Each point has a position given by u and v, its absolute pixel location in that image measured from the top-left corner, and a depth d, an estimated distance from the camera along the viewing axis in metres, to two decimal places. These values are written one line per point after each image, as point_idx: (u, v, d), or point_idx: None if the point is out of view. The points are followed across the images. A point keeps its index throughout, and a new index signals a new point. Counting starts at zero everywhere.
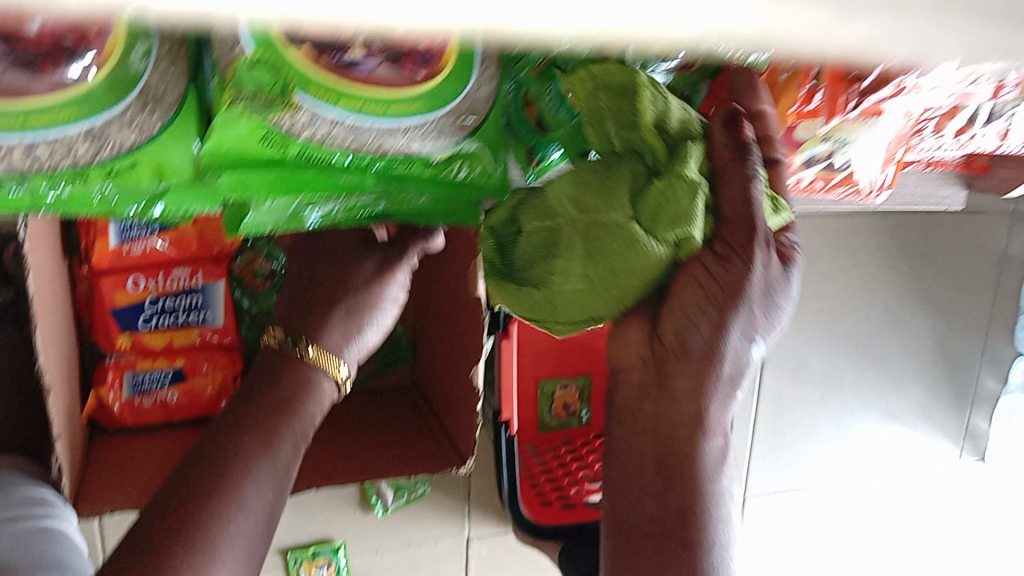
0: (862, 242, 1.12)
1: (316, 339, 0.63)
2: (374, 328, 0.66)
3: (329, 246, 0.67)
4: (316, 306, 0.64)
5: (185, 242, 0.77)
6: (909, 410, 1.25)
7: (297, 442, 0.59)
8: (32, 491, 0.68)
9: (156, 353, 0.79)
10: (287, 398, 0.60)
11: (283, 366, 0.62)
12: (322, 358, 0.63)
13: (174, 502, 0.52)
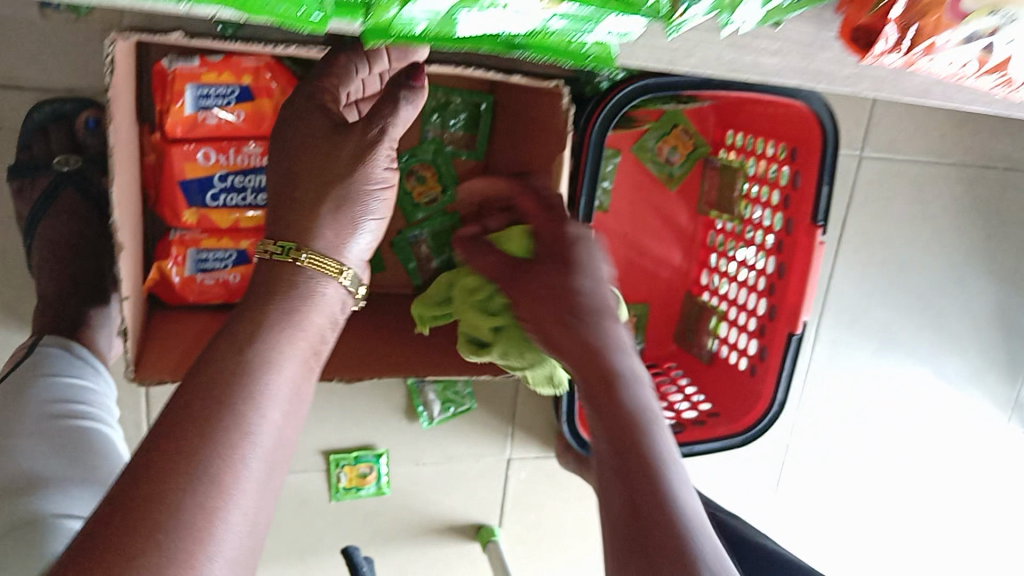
0: (938, 192, 1.10)
1: (309, 246, 0.54)
2: (367, 223, 0.56)
3: (297, 138, 0.56)
4: (299, 208, 0.54)
5: (259, 118, 0.74)
6: (961, 373, 1.22)
7: (309, 359, 0.52)
8: (79, 384, 0.69)
9: (221, 232, 0.77)
10: (288, 308, 0.52)
11: (278, 275, 0.53)
12: (317, 263, 0.54)
13: (173, 420, 0.45)
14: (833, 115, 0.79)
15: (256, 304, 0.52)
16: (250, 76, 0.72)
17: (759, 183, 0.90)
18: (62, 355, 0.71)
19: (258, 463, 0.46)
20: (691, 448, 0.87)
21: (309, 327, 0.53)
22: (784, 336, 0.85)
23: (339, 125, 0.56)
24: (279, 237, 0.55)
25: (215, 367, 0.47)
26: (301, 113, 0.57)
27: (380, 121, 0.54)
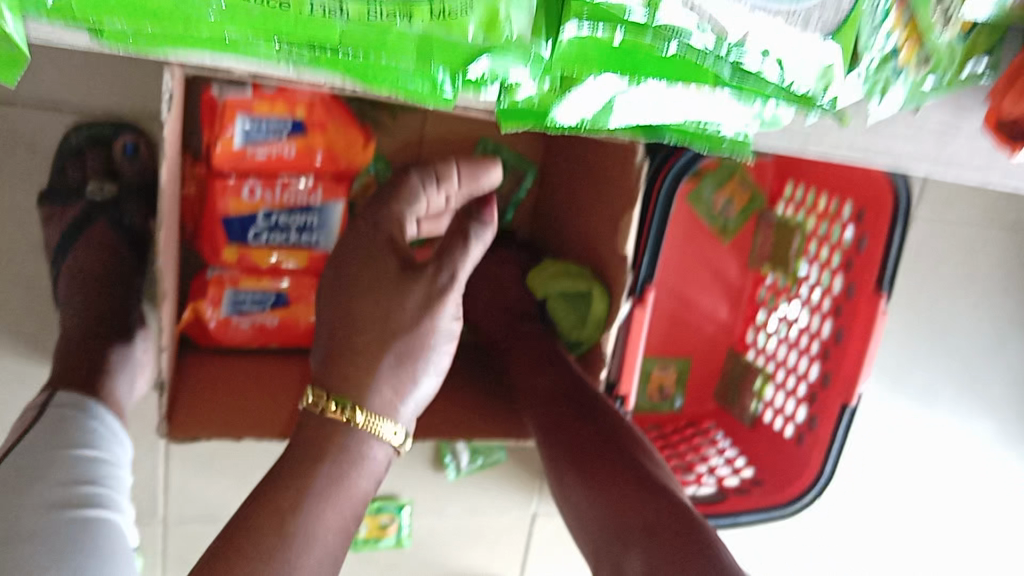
0: (988, 253, 1.07)
1: (361, 399, 0.50)
2: (431, 374, 0.53)
3: (359, 276, 0.53)
4: (357, 354, 0.51)
5: (311, 152, 0.71)
6: (1001, 440, 1.17)
7: (347, 522, 0.50)
8: (93, 468, 0.57)
9: (262, 271, 0.73)
10: (331, 483, 0.49)
11: (327, 437, 0.50)
12: (372, 424, 0.50)
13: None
14: (907, 179, 0.75)
15: (296, 468, 0.49)
16: (304, 109, 0.69)
17: (816, 241, 0.86)
18: (81, 418, 0.60)
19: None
20: (735, 518, 0.82)
21: (347, 494, 0.50)
22: (837, 407, 0.81)
23: (406, 269, 0.52)
24: (330, 389, 0.50)
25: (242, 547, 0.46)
26: (367, 257, 0.53)
27: (450, 260, 0.52)
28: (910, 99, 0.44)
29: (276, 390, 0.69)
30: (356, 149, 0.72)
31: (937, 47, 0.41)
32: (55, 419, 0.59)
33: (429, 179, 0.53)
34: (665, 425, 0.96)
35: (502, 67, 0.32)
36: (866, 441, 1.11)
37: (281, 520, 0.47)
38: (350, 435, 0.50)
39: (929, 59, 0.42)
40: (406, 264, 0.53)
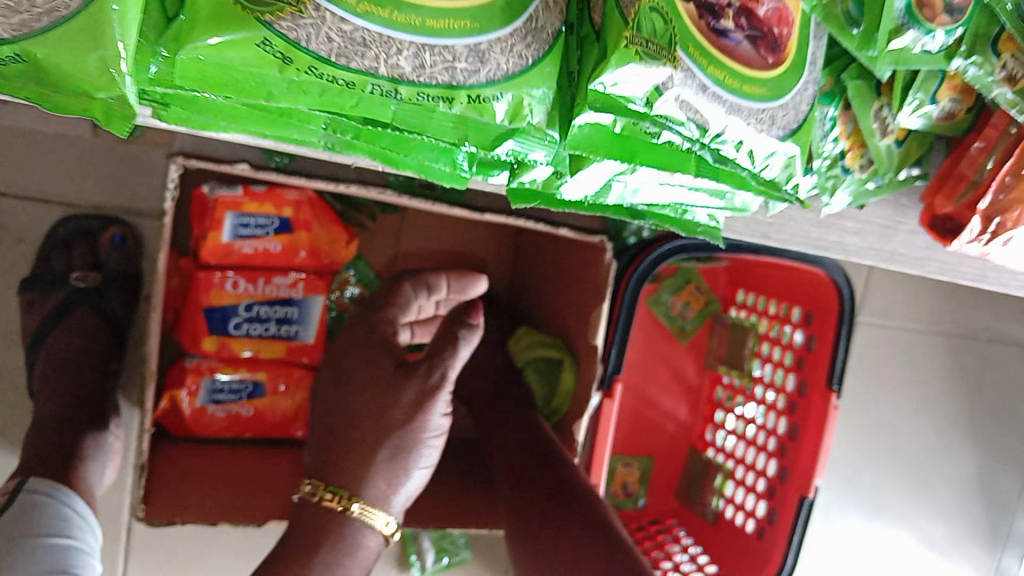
0: (926, 358, 1.13)
1: (357, 492, 0.53)
2: (421, 471, 0.55)
3: (359, 374, 0.57)
4: (354, 449, 0.54)
5: (295, 248, 0.74)
6: (946, 543, 1.21)
7: None
8: (64, 555, 0.56)
9: (240, 361, 0.75)
10: (328, 568, 0.51)
11: (322, 527, 0.52)
12: (367, 514, 0.53)
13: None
14: (851, 285, 0.81)
15: (294, 557, 0.51)
16: (291, 209, 0.72)
17: (770, 342, 0.91)
18: (53, 504, 0.60)
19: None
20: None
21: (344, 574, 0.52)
22: (794, 499, 0.84)
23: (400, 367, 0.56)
24: (328, 478, 0.54)
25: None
26: (366, 356, 0.58)
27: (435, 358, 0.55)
28: (856, 197, 0.53)
29: (256, 475, 0.70)
30: (338, 248, 0.75)
31: (878, 151, 0.51)
32: (26, 504, 0.59)
33: (421, 290, 0.63)
34: (630, 522, 0.97)
35: (524, 147, 0.38)
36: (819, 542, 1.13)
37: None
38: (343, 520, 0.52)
39: (871, 162, 0.51)
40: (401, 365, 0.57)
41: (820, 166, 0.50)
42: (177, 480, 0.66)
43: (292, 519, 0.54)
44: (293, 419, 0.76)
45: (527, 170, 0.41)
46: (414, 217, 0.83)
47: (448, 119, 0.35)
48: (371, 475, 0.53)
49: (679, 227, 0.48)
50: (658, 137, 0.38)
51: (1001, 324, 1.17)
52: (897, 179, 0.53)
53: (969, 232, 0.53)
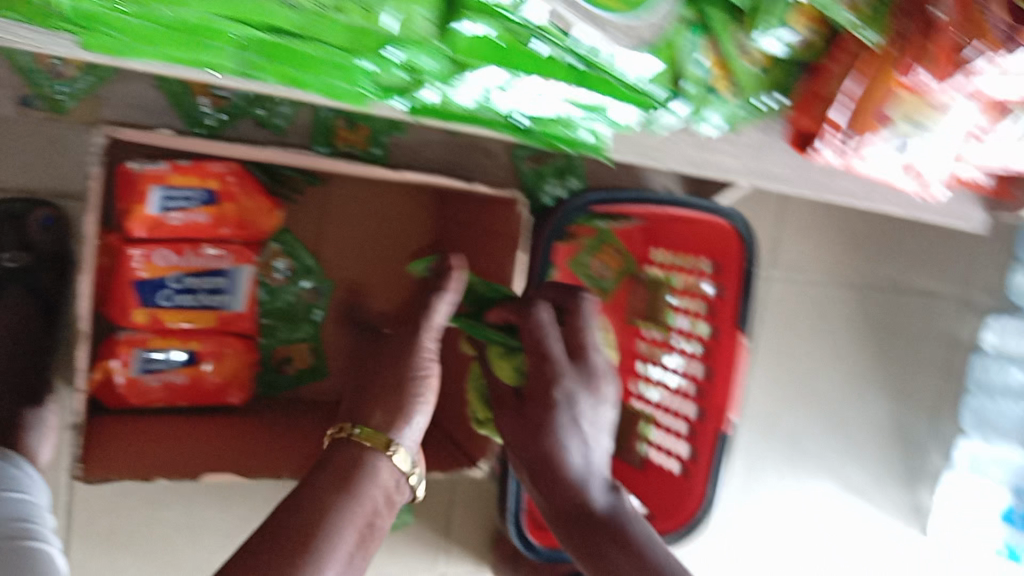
0: (836, 309, 1.20)
1: (363, 421, 0.61)
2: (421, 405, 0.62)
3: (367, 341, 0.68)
4: (362, 388, 0.62)
5: (223, 220, 0.75)
6: (865, 483, 1.28)
7: (363, 526, 0.56)
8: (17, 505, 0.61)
9: (170, 333, 0.77)
10: (343, 485, 0.57)
11: (337, 452, 0.59)
12: (371, 437, 0.60)
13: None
14: (751, 230, 0.88)
15: (316, 475, 0.57)
16: (216, 180, 0.74)
17: (683, 293, 0.97)
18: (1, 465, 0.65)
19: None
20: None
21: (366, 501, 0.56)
22: (712, 435, 0.91)
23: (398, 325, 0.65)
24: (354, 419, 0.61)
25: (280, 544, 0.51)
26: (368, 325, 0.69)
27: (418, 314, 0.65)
28: (727, 122, 0.56)
29: (192, 437, 0.74)
30: (264, 217, 0.77)
31: (744, 77, 0.53)
32: None
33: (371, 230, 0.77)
34: None
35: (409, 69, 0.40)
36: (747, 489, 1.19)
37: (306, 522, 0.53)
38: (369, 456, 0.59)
39: (738, 88, 0.54)
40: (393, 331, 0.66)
41: (693, 93, 0.51)
42: (145, 453, 0.70)
43: (323, 458, 0.60)
44: (228, 386, 0.79)
45: (420, 91, 0.42)
46: (338, 185, 0.85)
47: (334, 53, 0.36)
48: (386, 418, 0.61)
49: (569, 145, 0.50)
50: (542, 49, 0.39)
51: (904, 274, 1.25)
52: (759, 103, 0.56)
53: (826, 142, 0.55)
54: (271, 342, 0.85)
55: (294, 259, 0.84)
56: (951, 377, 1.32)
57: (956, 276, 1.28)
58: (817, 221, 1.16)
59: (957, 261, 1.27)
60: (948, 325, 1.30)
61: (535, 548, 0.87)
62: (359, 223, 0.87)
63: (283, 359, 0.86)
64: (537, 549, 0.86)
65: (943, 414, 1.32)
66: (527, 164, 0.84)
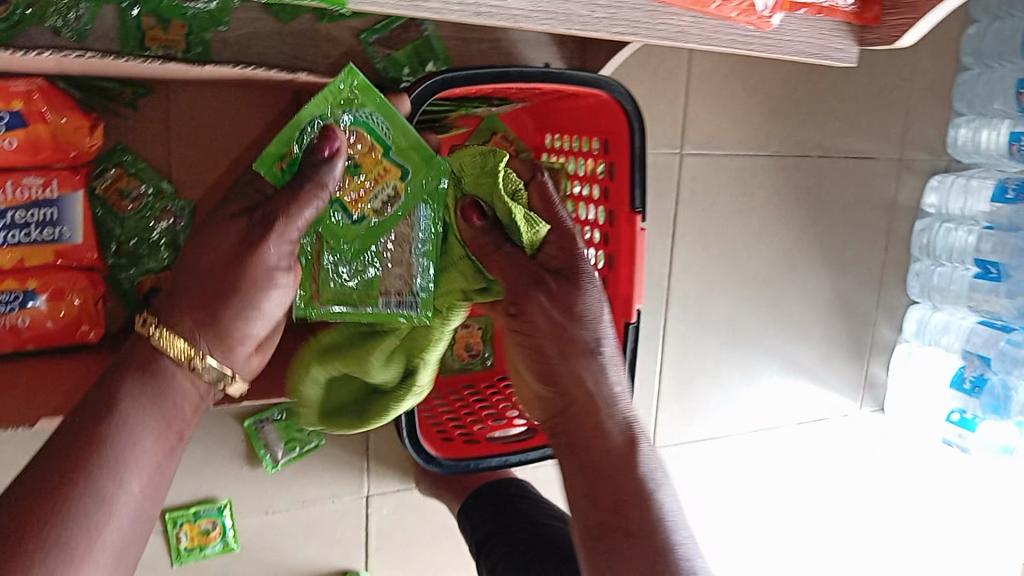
0: (759, 183, 1.13)
1: (168, 323, 0.56)
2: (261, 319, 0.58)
3: (216, 234, 0.57)
4: (197, 292, 0.56)
5: (37, 145, 0.69)
6: (812, 361, 1.24)
7: (174, 429, 0.56)
8: None
9: (4, 273, 0.71)
10: (148, 394, 0.55)
11: (150, 356, 0.56)
12: (169, 345, 0.56)
13: (19, 529, 0.49)
14: (636, 103, 0.81)
15: (118, 377, 0.56)
16: (21, 101, 0.67)
17: (581, 181, 0.90)
18: None
19: (99, 555, 0.51)
20: (505, 458, 0.86)
21: (172, 413, 0.56)
22: (621, 327, 0.86)
23: (257, 218, 0.57)
24: (161, 317, 0.56)
25: (68, 458, 0.52)
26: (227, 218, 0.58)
27: (277, 213, 0.57)
28: None
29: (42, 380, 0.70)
30: (83, 136, 0.71)
31: None
32: None
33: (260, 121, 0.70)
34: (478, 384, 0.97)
35: None
36: (683, 379, 1.15)
37: (99, 431, 0.53)
38: (175, 366, 0.56)
39: None
40: (255, 205, 0.59)
41: None
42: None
43: (122, 355, 0.57)
44: (80, 324, 0.74)
45: None
46: (179, 90, 0.78)
47: None
48: (213, 336, 0.56)
49: None
50: None
51: (834, 138, 1.17)
52: None
53: None
54: (131, 273, 0.79)
55: (140, 182, 0.78)
56: (894, 242, 1.26)
57: (888, 136, 1.21)
58: (731, 89, 1.08)
59: (887, 119, 1.20)
60: (886, 187, 1.23)
61: (436, 460, 0.83)
62: (206, 133, 0.80)
63: (150, 290, 0.80)
64: (439, 461, 0.84)
65: (887, 283, 1.27)
66: (380, 53, 0.78)
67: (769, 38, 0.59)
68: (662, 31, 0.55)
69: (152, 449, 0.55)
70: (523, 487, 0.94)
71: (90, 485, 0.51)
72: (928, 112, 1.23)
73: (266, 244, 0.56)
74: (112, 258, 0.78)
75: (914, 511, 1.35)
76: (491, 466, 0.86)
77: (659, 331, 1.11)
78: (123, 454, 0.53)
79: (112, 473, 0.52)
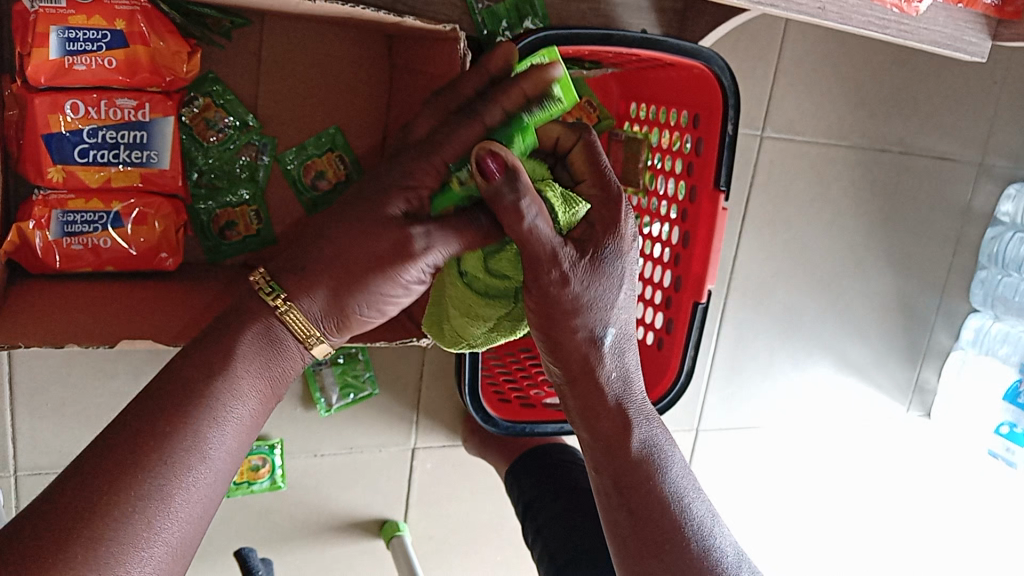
0: (836, 173, 1.11)
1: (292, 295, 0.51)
2: (374, 322, 0.54)
3: (364, 229, 0.51)
4: (328, 288, 0.51)
5: (135, 66, 0.69)
6: (865, 361, 1.22)
7: (273, 399, 0.52)
8: None
9: (90, 193, 0.72)
10: (248, 348, 0.51)
11: (255, 312, 0.51)
12: (288, 316, 0.51)
13: (98, 481, 0.45)
14: (733, 75, 0.79)
15: (228, 332, 0.51)
16: (123, 21, 0.67)
17: (663, 153, 0.89)
18: None
19: (177, 528, 0.46)
20: (560, 426, 0.86)
21: (276, 376, 0.52)
22: (689, 306, 0.85)
23: (414, 229, 0.51)
24: (283, 283, 0.51)
25: (161, 412, 0.48)
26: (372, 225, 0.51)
27: (444, 238, 0.52)
28: None
29: (118, 305, 0.69)
30: (180, 63, 0.70)
31: None
32: None
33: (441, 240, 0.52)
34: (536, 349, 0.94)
35: None
36: (735, 366, 1.14)
37: (206, 383, 0.49)
38: (286, 335, 0.52)
39: None
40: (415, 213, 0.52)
41: None
42: (52, 312, 0.66)
43: (234, 301, 0.53)
44: (159, 251, 0.74)
45: None
46: (274, 25, 0.77)
47: None
48: (333, 326, 0.53)
49: None
50: None
51: (916, 133, 1.14)
52: None
53: None
54: (209, 205, 0.79)
55: (227, 113, 0.77)
56: (963, 247, 1.23)
57: (972, 138, 1.17)
58: (819, 75, 1.05)
59: (973, 120, 1.17)
60: (963, 192, 1.19)
61: (493, 420, 0.84)
62: (296, 70, 0.79)
63: (226, 224, 0.79)
64: (496, 421, 0.84)
65: (949, 289, 1.24)
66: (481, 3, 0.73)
67: (906, 24, 0.61)
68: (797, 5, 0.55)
69: (251, 411, 0.51)
70: (568, 449, 0.95)
71: (176, 449, 0.47)
72: (1015, 118, 1.19)
73: (422, 259, 0.52)
74: (194, 186, 0.78)
75: (948, 520, 1.33)
76: (547, 431, 0.86)
77: (716, 316, 1.10)
78: (226, 409, 0.49)
79: (198, 436, 0.48)
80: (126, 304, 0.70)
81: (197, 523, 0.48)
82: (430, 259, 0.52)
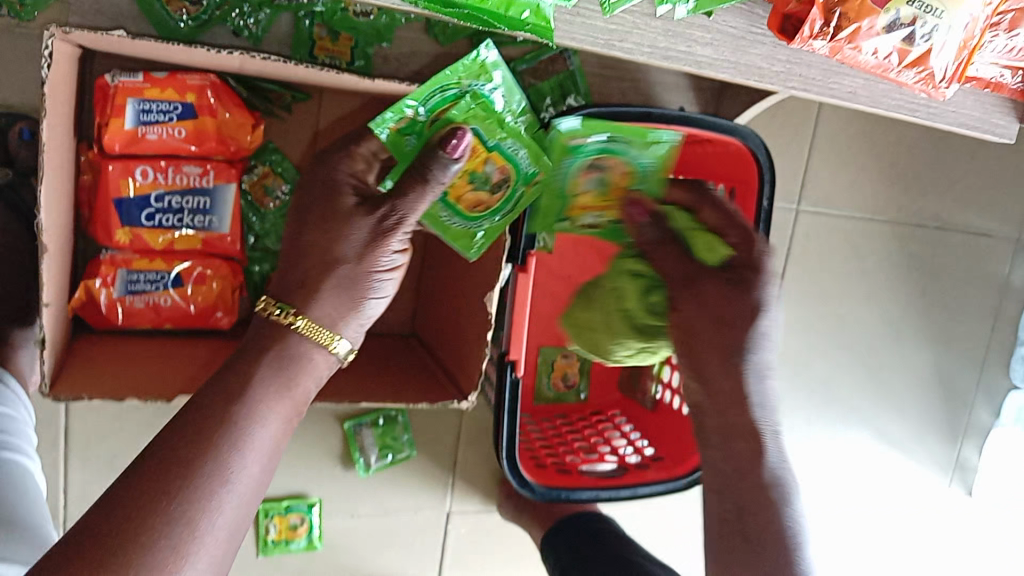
0: (872, 247, 1.12)
1: (303, 310, 0.57)
2: (376, 299, 0.59)
3: (318, 212, 0.59)
4: (309, 273, 0.58)
5: (203, 136, 0.73)
6: (903, 436, 1.21)
7: (292, 420, 0.56)
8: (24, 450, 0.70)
9: (154, 253, 0.76)
10: (270, 372, 0.55)
11: (277, 341, 0.56)
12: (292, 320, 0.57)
13: (149, 491, 0.48)
14: (769, 153, 0.82)
15: (247, 359, 0.55)
16: (194, 94, 0.72)
17: None
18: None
19: (219, 536, 0.49)
20: (596, 492, 0.86)
21: (298, 398, 0.56)
22: None
23: (373, 205, 0.58)
24: (284, 299, 0.57)
25: (196, 431, 0.50)
26: (331, 213, 0.58)
27: (405, 197, 0.58)
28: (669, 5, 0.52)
29: (172, 358, 0.73)
30: (244, 133, 0.75)
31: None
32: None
33: (403, 201, 0.58)
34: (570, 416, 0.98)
35: None
36: None
37: (229, 410, 0.52)
38: (307, 350, 0.57)
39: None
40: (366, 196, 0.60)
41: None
42: (117, 365, 0.70)
43: (248, 340, 0.57)
44: (215, 309, 0.78)
45: None
46: (332, 100, 0.82)
47: None
48: (340, 312, 0.58)
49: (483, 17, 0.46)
50: None
51: (951, 209, 1.15)
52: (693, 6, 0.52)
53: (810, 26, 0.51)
54: (262, 267, 0.83)
55: (285, 181, 0.81)
56: (1001, 322, 1.22)
57: (1010, 215, 1.18)
58: (855, 152, 1.08)
59: (1010, 198, 1.17)
60: (999, 267, 1.19)
61: (529, 484, 0.84)
62: None
63: None
64: (532, 486, 0.84)
65: (990, 364, 1.23)
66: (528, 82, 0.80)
67: (935, 107, 0.63)
68: (831, 91, 0.59)
69: (276, 428, 0.54)
70: (605, 519, 0.95)
71: (218, 461, 0.50)
72: None
73: (395, 229, 0.58)
74: (249, 250, 0.82)
75: None
76: (582, 498, 0.86)
77: None
78: (252, 433, 0.52)
79: (238, 450, 0.51)
80: (178, 358, 0.73)
81: (231, 529, 0.50)
82: (399, 216, 0.58)
